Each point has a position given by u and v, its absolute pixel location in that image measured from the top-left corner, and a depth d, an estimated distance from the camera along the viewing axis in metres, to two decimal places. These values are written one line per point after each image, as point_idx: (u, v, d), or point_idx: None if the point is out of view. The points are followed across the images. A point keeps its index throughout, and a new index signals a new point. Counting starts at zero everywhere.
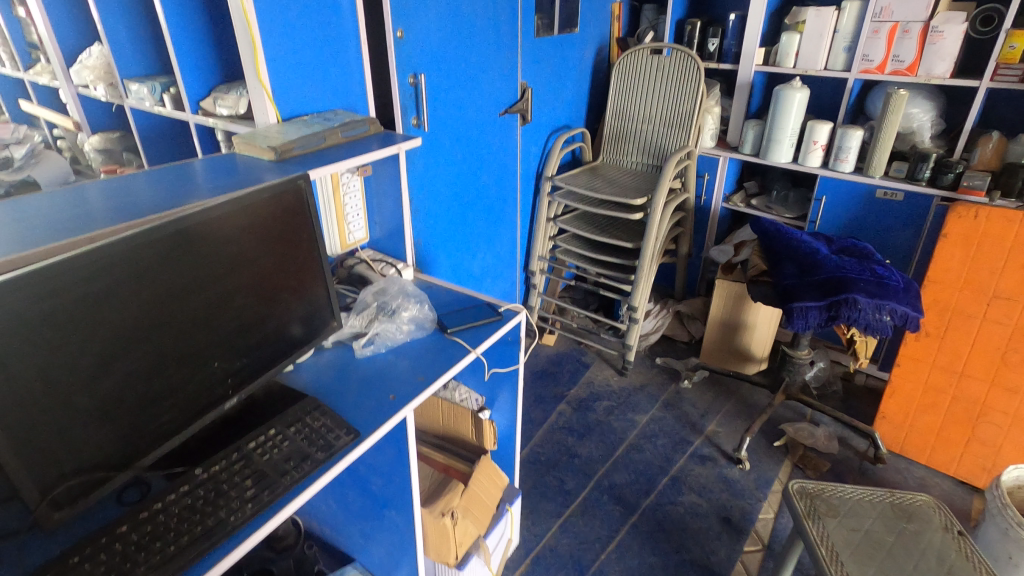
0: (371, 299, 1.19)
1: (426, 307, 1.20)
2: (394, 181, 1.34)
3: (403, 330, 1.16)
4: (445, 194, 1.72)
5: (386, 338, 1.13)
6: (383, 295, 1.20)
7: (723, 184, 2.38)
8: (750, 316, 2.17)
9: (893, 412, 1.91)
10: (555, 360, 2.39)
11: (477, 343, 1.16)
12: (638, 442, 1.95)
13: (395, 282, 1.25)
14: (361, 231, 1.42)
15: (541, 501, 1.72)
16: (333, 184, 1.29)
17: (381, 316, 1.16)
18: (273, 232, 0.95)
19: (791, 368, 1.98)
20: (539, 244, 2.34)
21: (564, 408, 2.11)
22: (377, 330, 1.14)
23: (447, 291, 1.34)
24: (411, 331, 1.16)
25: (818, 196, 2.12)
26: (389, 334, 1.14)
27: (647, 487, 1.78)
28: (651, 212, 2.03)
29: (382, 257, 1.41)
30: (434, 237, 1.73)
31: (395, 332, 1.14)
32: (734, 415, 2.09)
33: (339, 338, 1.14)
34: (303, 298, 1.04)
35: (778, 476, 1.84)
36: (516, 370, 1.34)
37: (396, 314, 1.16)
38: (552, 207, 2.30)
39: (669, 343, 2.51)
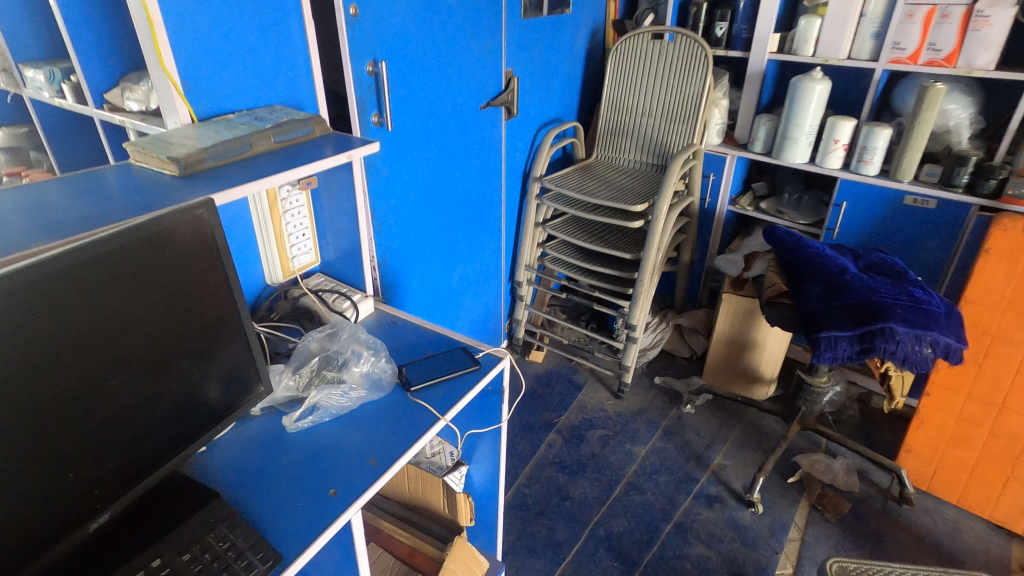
0: (316, 351, 0.95)
1: (384, 359, 0.95)
2: (348, 196, 1.09)
3: (356, 392, 0.91)
4: (415, 203, 1.47)
5: (330, 406, 0.88)
6: (331, 345, 0.95)
7: (730, 185, 2.16)
8: (760, 336, 1.96)
9: (920, 446, 1.71)
10: (544, 380, 2.16)
11: (448, 406, 0.92)
12: (637, 479, 1.74)
13: (348, 324, 1.01)
14: (309, 253, 1.17)
15: (528, 556, 1.51)
16: (268, 199, 1.04)
17: (328, 375, 0.92)
18: (160, 280, 0.69)
19: (808, 397, 1.77)
20: (525, 252, 2.09)
21: (553, 439, 1.89)
22: (319, 395, 0.88)
23: (414, 330, 1.10)
24: (364, 394, 0.91)
25: (837, 201, 1.90)
26: (336, 399, 0.89)
27: (649, 537, 1.57)
28: (653, 219, 1.80)
29: (335, 284, 1.17)
30: (402, 255, 1.48)
31: (342, 398, 0.89)
32: (742, 445, 1.88)
33: (271, 403, 0.90)
34: (215, 360, 0.79)
35: (794, 521, 1.64)
36: (497, 427, 1.11)
37: (344, 370, 0.92)
38: (540, 211, 2.05)
39: (668, 359, 2.30)
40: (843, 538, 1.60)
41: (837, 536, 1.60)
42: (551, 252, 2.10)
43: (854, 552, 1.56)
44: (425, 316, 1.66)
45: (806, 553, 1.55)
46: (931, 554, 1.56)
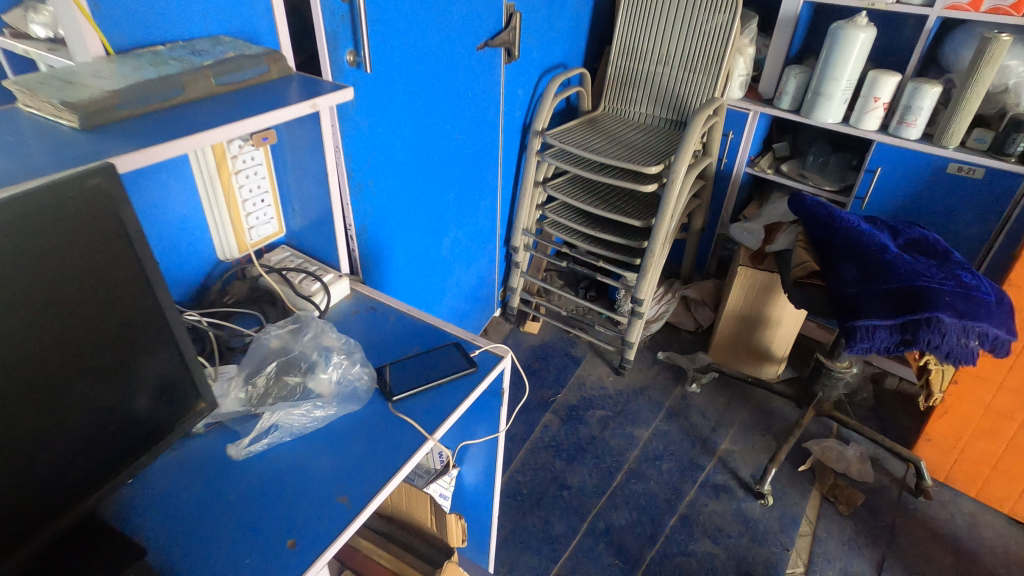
0: (276, 351, 0.77)
1: (359, 363, 0.78)
2: (317, 153, 0.88)
3: (325, 406, 0.74)
4: (399, 161, 1.25)
5: (291, 426, 0.71)
6: (294, 345, 0.78)
7: (750, 144, 1.95)
8: (776, 313, 1.81)
9: (940, 436, 1.60)
10: (540, 353, 2.02)
11: (437, 424, 0.75)
12: (639, 467, 1.62)
13: (316, 317, 0.83)
14: (273, 223, 0.98)
15: (523, 552, 1.39)
16: (215, 155, 0.84)
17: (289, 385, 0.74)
18: (44, 279, 0.50)
19: (826, 382, 1.63)
20: (523, 215, 1.90)
21: (550, 419, 1.76)
22: (276, 412, 0.71)
23: (399, 321, 0.92)
24: (335, 410, 0.74)
25: (870, 167, 1.71)
26: (300, 418, 0.72)
27: (652, 531, 1.46)
28: (668, 183, 1.60)
29: (304, 261, 0.98)
30: (385, 223, 1.27)
31: (305, 417, 0.72)
32: (750, 428, 1.77)
33: (218, 419, 0.73)
34: (133, 373, 0.61)
35: (806, 513, 1.54)
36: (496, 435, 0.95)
37: (310, 378, 0.75)
38: (541, 169, 1.85)
39: (672, 332, 2.15)
40: (857, 532, 1.50)
41: (850, 530, 1.51)
42: (551, 215, 1.91)
43: (869, 548, 1.47)
44: (412, 288, 1.47)
45: (817, 550, 1.45)
46: (948, 552, 1.47)
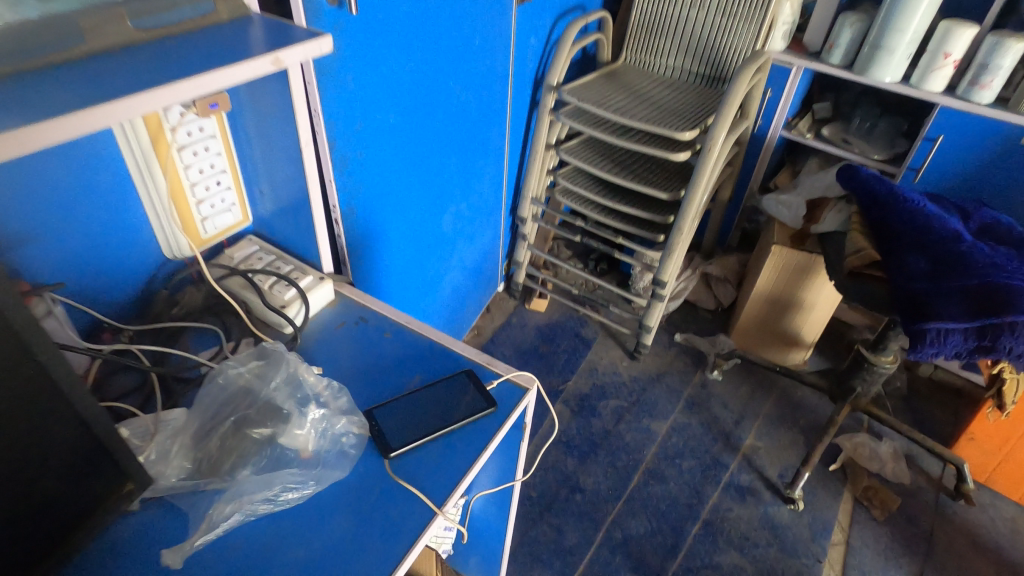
0: (234, 399, 0.58)
1: (343, 418, 0.60)
2: (288, 121, 0.67)
3: (301, 481, 0.56)
4: (393, 125, 1.01)
5: (251, 509, 0.54)
6: (257, 392, 0.59)
7: (790, 104, 1.73)
8: (809, 297, 1.64)
9: (984, 437, 1.47)
10: (547, 334, 1.84)
11: (448, 490, 0.59)
12: (658, 466, 1.49)
13: (286, 347, 0.64)
14: (236, 208, 0.77)
15: (533, 567, 1.27)
16: (150, 127, 0.63)
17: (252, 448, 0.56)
18: None
19: (866, 377, 1.48)
20: (533, 182, 1.68)
21: (560, 411, 1.61)
22: (231, 498, 0.53)
23: (395, 341, 0.74)
24: (311, 484, 0.56)
25: (931, 134, 1.50)
26: (265, 501, 0.54)
27: (674, 541, 1.34)
28: (705, 151, 1.39)
29: (276, 258, 0.79)
30: (377, 201, 1.05)
31: (269, 497, 0.54)
32: (777, 421, 1.63)
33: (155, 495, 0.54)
34: (18, 465, 0.42)
35: (837, 519, 1.42)
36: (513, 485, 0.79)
37: (278, 440, 0.57)
38: (554, 129, 1.62)
39: (689, 310, 1.98)
40: (893, 541, 1.39)
41: (885, 538, 1.39)
42: (563, 183, 1.70)
43: (906, 559, 1.36)
44: (408, 272, 1.27)
45: (851, 561, 1.35)
46: (991, 563, 1.36)
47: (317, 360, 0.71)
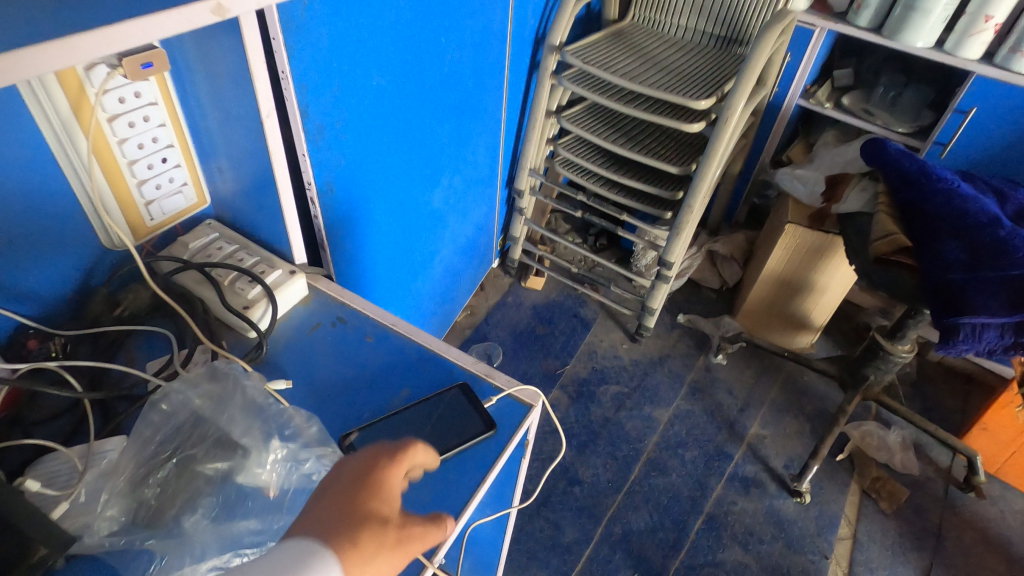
0: (177, 435, 0.48)
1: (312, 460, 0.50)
2: (244, 85, 0.55)
3: (259, 540, 0.46)
4: (378, 89, 0.88)
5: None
6: (206, 427, 0.49)
7: (809, 70, 1.59)
8: (822, 279, 1.55)
9: (997, 427, 1.39)
10: (544, 315, 1.75)
11: (439, 537, 0.53)
12: (659, 456, 1.43)
13: (247, 368, 0.54)
14: (189, 189, 0.65)
15: (529, 565, 1.23)
16: (69, 90, 0.51)
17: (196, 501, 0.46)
18: None
19: (880, 366, 1.40)
20: (531, 151, 1.56)
21: (557, 397, 1.54)
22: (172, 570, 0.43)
23: (378, 349, 0.65)
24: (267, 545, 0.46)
25: (963, 106, 1.39)
26: (212, 569, 0.44)
27: (676, 537, 1.29)
28: (722, 122, 1.27)
29: (239, 248, 0.68)
30: (359, 176, 0.93)
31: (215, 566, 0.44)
32: (783, 408, 1.56)
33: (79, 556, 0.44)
34: None
35: (844, 513, 1.37)
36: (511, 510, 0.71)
37: (231, 487, 0.47)
38: (555, 95, 1.48)
39: (692, 290, 1.88)
40: (901, 535, 1.35)
41: (893, 532, 1.35)
42: (564, 153, 1.57)
43: (914, 554, 1.31)
44: (396, 253, 1.16)
45: (858, 557, 1.30)
46: (1000, 558, 1.32)
47: (287, 373, 0.62)
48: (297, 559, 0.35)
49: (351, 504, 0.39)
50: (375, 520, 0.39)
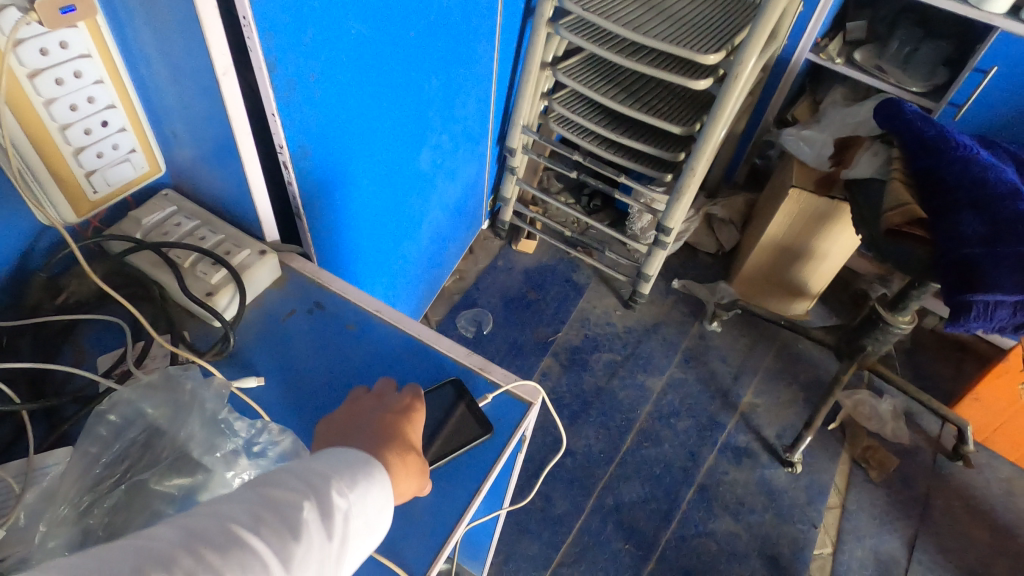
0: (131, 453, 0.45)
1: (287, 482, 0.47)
2: (194, 36, 0.46)
3: None
4: (357, 37, 0.78)
5: None
6: (160, 447, 0.45)
7: (822, 21, 1.49)
8: (823, 246, 1.50)
9: (991, 398, 1.37)
10: (536, 279, 1.69)
11: (432, 553, 0.51)
12: (652, 427, 1.41)
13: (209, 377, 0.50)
14: (137, 156, 0.57)
15: (520, 538, 1.22)
16: None
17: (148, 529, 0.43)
18: None
19: (879, 336, 1.36)
20: (524, 106, 1.46)
21: (549, 365, 1.50)
22: None
23: (361, 340, 0.59)
24: None
25: (983, 65, 1.31)
26: None
27: (667, 508, 1.29)
28: (731, 79, 1.18)
29: (200, 225, 0.60)
30: (338, 136, 0.84)
31: None
32: (777, 376, 1.54)
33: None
34: None
35: (834, 482, 1.38)
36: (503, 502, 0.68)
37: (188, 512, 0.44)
38: (551, 44, 1.37)
39: (688, 254, 1.82)
40: (889, 503, 1.35)
41: (882, 501, 1.35)
42: (559, 109, 1.48)
43: (901, 523, 1.32)
44: (379, 219, 1.08)
45: (846, 526, 1.31)
46: (984, 525, 1.34)
47: (258, 368, 0.56)
48: (366, 462, 0.44)
49: (395, 431, 0.48)
50: (413, 448, 0.48)
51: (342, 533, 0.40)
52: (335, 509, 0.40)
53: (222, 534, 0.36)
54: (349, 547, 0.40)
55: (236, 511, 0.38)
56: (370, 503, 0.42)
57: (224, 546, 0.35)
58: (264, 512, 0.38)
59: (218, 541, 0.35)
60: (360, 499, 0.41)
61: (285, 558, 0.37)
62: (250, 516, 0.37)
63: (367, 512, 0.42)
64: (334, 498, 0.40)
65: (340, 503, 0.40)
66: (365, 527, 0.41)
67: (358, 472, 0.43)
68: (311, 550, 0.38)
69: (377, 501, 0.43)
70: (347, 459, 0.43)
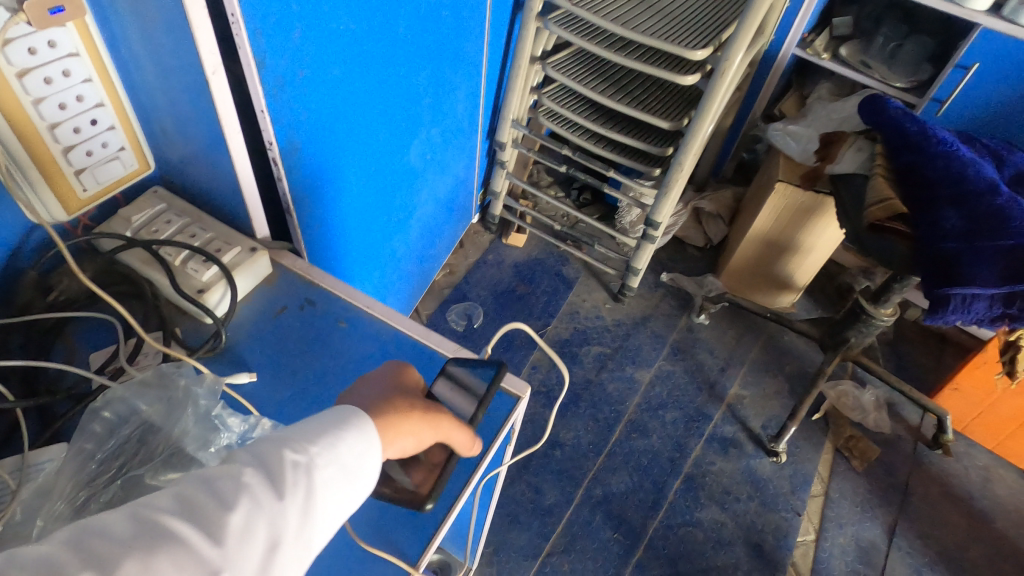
0: (127, 448, 0.46)
1: None
2: (184, 36, 0.46)
3: None
4: (345, 33, 0.78)
5: None
6: (154, 442, 0.46)
7: (809, 17, 1.50)
8: (808, 239, 1.52)
9: (969, 388, 1.40)
10: (526, 273, 1.70)
11: (428, 537, 0.54)
12: (640, 418, 1.43)
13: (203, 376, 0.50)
14: (126, 154, 0.57)
15: (510, 528, 1.24)
16: None
17: None
18: None
19: (862, 329, 1.39)
20: (514, 100, 1.46)
21: (539, 358, 1.52)
22: None
23: (351, 333, 0.60)
24: None
25: (965, 62, 1.33)
26: None
27: (655, 498, 1.31)
28: (718, 74, 1.19)
29: (190, 222, 0.60)
30: (327, 131, 0.84)
31: None
32: (762, 368, 1.57)
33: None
34: None
35: (818, 471, 1.41)
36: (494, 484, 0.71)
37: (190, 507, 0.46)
38: (540, 39, 1.37)
39: (676, 247, 1.84)
40: (870, 491, 1.39)
41: (863, 489, 1.39)
42: (548, 103, 1.48)
43: (881, 510, 1.36)
44: (369, 213, 1.09)
45: (829, 514, 1.34)
46: (961, 511, 1.37)
47: (250, 364, 0.57)
48: (346, 412, 0.45)
49: (384, 385, 0.49)
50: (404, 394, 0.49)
51: (304, 486, 0.40)
52: (289, 467, 0.40)
53: (142, 517, 0.35)
54: (316, 500, 0.40)
55: (163, 498, 0.37)
56: (340, 452, 0.42)
57: (133, 530, 0.34)
58: (195, 495, 0.37)
59: (130, 526, 0.34)
60: (321, 450, 0.41)
61: (217, 530, 0.36)
62: (175, 501, 0.36)
63: (332, 463, 0.42)
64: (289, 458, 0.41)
65: (297, 459, 0.40)
66: (332, 476, 0.41)
67: (318, 429, 0.43)
68: (260, 512, 0.38)
69: (353, 447, 0.43)
70: (321, 416, 0.44)
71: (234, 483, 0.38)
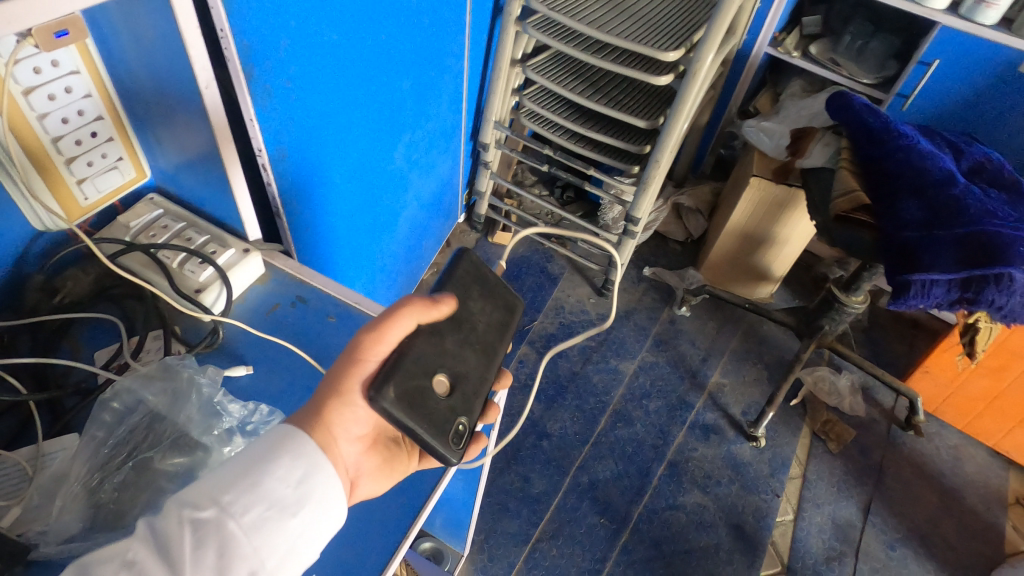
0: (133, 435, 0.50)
1: None
2: (178, 53, 0.50)
3: None
4: (329, 42, 0.82)
5: None
6: (159, 431, 0.50)
7: (780, 16, 1.55)
8: (783, 232, 1.57)
9: (938, 370, 1.45)
10: (512, 270, 1.74)
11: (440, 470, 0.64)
12: (625, 408, 1.48)
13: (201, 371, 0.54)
14: (125, 163, 0.61)
15: (500, 516, 1.28)
16: None
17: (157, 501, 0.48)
18: None
19: (835, 316, 1.44)
20: (496, 102, 1.50)
21: (525, 353, 1.56)
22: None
23: (341, 326, 0.64)
24: None
25: (927, 58, 1.39)
26: None
27: (640, 484, 1.36)
28: (690, 75, 1.24)
29: (185, 226, 0.64)
30: (314, 137, 0.87)
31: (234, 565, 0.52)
32: (742, 357, 1.62)
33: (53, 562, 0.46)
34: None
35: (796, 454, 1.46)
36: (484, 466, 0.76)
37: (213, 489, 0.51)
38: (520, 42, 1.41)
39: (658, 242, 1.89)
40: (846, 472, 1.44)
41: (839, 470, 1.44)
42: (529, 104, 1.52)
43: (856, 490, 1.42)
44: (356, 215, 1.12)
45: (807, 494, 1.39)
46: (932, 488, 1.43)
47: (247, 358, 0.60)
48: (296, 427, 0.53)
49: None
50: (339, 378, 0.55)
51: (211, 541, 0.42)
52: (192, 525, 0.43)
53: None
54: (228, 551, 0.43)
55: None
56: (256, 491, 0.45)
57: None
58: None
59: None
60: (227, 498, 0.44)
61: None
62: None
63: (246, 507, 0.44)
64: (193, 515, 0.43)
65: (200, 517, 0.43)
66: (243, 523, 0.44)
67: (234, 475, 0.46)
68: None
69: (280, 472, 0.47)
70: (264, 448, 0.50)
71: (120, 562, 0.41)
